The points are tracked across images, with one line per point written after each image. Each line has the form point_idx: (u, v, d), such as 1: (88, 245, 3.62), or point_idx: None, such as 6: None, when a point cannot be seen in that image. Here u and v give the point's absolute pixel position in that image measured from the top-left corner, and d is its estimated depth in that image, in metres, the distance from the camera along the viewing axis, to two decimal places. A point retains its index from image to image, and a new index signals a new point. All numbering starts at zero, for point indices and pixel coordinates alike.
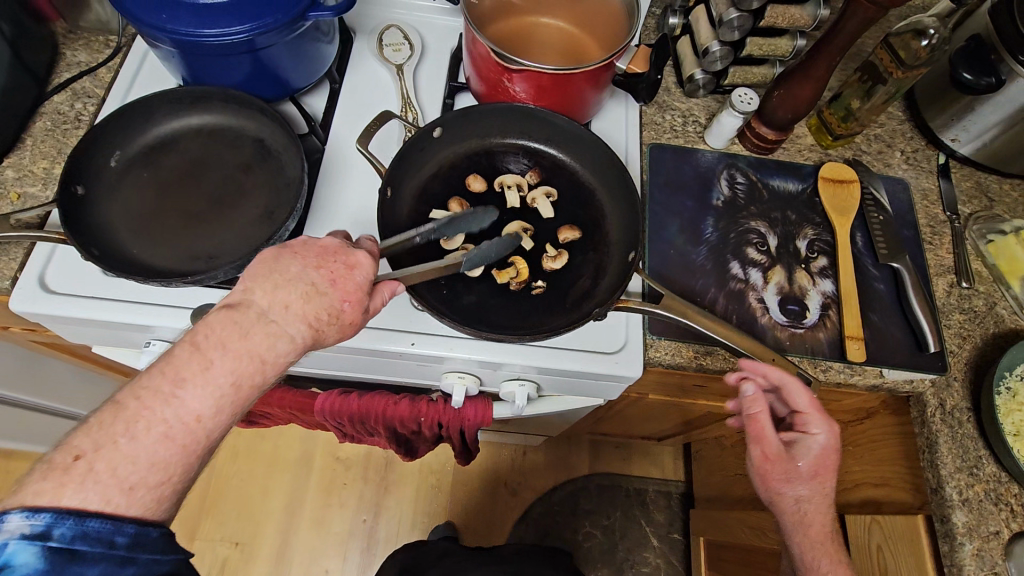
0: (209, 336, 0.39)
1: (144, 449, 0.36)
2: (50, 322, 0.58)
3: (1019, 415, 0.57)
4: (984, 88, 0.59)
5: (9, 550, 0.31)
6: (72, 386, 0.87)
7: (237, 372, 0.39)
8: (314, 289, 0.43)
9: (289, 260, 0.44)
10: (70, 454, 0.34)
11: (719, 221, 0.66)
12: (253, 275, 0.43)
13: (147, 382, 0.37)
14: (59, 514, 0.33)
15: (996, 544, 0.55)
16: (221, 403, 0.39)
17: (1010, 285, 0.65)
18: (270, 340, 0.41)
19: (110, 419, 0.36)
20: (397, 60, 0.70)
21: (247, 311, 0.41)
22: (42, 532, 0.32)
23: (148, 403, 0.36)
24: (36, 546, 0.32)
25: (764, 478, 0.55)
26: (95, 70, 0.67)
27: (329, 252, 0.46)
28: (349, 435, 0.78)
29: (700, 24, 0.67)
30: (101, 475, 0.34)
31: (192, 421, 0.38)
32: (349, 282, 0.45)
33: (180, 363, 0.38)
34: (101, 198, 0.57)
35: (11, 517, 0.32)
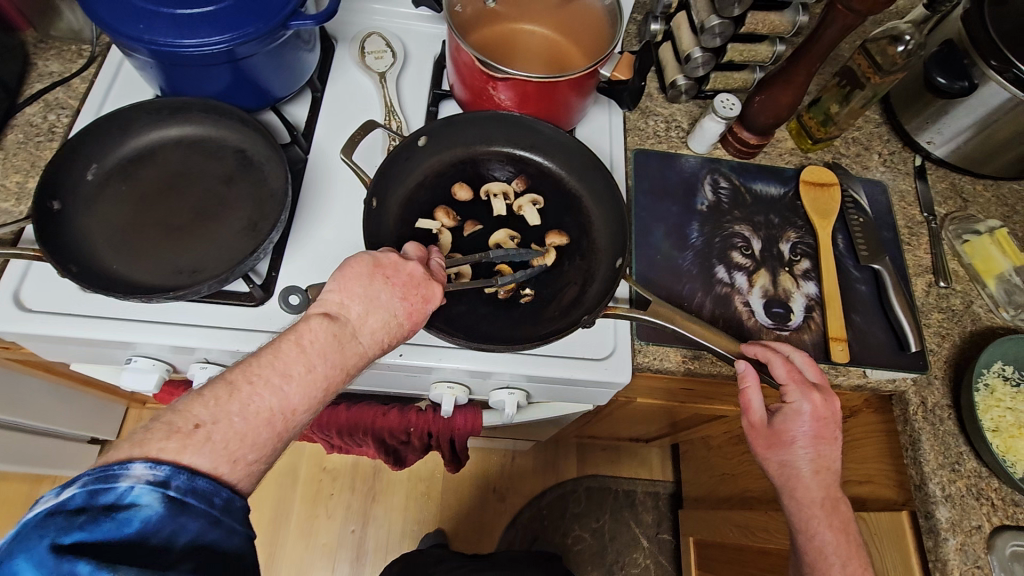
0: (314, 343, 0.41)
1: (251, 428, 0.37)
2: (27, 341, 0.56)
3: (997, 412, 0.59)
4: (958, 92, 0.60)
5: (135, 493, 0.32)
6: (58, 406, 0.87)
7: (330, 377, 0.42)
8: (394, 319, 0.45)
9: (381, 285, 0.45)
10: (190, 421, 0.36)
11: (704, 226, 0.66)
12: (349, 291, 0.45)
13: (259, 369, 0.39)
14: (177, 468, 0.34)
15: (979, 538, 0.56)
16: (315, 396, 0.41)
17: (986, 284, 0.66)
18: (356, 357, 0.44)
19: (225, 398, 0.37)
20: (379, 68, 0.69)
21: (343, 326, 0.43)
22: (163, 480, 0.33)
23: (260, 390, 0.38)
24: (158, 492, 0.33)
25: (755, 449, 0.56)
26: (68, 80, 0.65)
27: (414, 281, 0.47)
28: (335, 447, 0.77)
29: (681, 30, 0.67)
30: (215, 444, 0.36)
31: (289, 413, 0.39)
32: (421, 317, 0.47)
33: (289, 359, 0.40)
34: (78, 212, 0.55)
35: (137, 464, 0.33)
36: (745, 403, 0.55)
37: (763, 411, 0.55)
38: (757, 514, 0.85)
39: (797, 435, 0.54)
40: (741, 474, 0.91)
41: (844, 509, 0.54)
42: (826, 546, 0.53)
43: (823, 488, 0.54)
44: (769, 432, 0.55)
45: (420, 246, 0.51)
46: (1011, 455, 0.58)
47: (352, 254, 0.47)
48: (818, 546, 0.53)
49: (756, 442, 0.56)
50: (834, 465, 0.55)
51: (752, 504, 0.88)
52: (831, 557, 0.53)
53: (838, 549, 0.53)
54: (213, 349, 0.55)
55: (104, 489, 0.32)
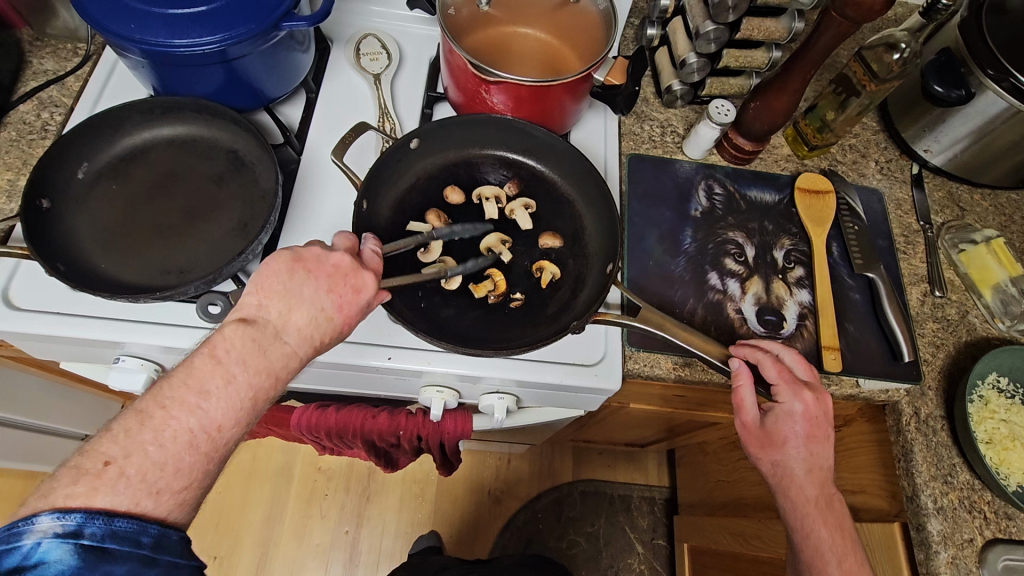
0: (230, 352, 0.42)
1: (172, 455, 0.38)
2: (16, 339, 0.56)
3: (991, 423, 0.58)
4: (954, 101, 0.60)
5: (43, 548, 0.32)
6: (51, 405, 0.87)
7: (254, 386, 0.42)
8: (322, 313, 0.45)
9: (303, 280, 0.45)
10: (99, 460, 0.36)
11: (697, 231, 0.66)
12: (267, 290, 0.45)
13: (171, 392, 0.39)
14: (90, 514, 0.34)
15: (970, 551, 0.55)
16: (240, 414, 0.41)
17: (981, 294, 0.66)
18: (284, 358, 0.44)
19: (137, 427, 0.37)
20: (374, 69, 0.69)
21: (263, 329, 0.44)
22: (73, 531, 0.33)
23: (174, 412, 0.38)
24: (68, 544, 0.33)
25: (749, 449, 0.56)
26: (63, 78, 0.65)
27: (340, 272, 0.47)
28: (327, 449, 0.77)
29: (677, 35, 0.67)
30: (131, 479, 0.36)
31: (214, 431, 0.40)
32: (355, 307, 0.47)
33: (203, 374, 0.40)
34: (67, 211, 0.55)
35: (42, 519, 0.33)
36: (738, 401, 0.54)
37: (756, 410, 0.54)
38: (751, 522, 0.84)
39: (789, 435, 0.53)
40: (736, 479, 0.91)
41: (837, 507, 0.54)
42: (821, 543, 0.52)
43: (817, 485, 0.54)
44: (763, 433, 0.54)
45: (349, 236, 0.50)
46: (1005, 468, 0.57)
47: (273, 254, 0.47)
48: (812, 544, 0.53)
49: (750, 443, 0.55)
50: (827, 463, 0.54)
51: (747, 512, 0.87)
52: (828, 555, 0.52)
53: (834, 545, 0.52)
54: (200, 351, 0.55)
55: (7, 550, 0.32)
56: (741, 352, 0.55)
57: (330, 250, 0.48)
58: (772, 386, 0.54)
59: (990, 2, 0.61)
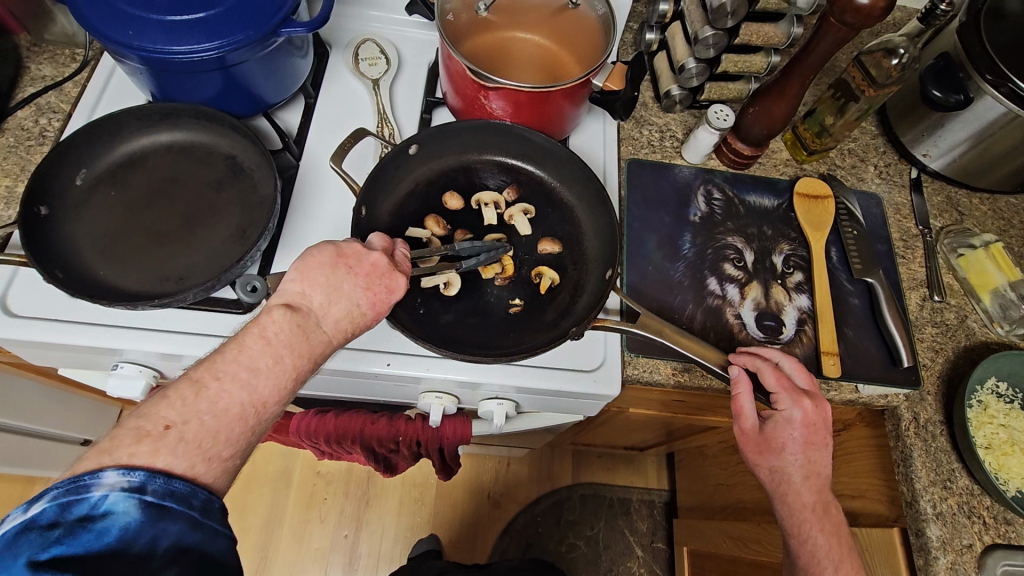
0: (279, 334, 0.41)
1: (223, 425, 0.37)
2: (14, 346, 0.56)
3: (990, 428, 0.58)
4: (953, 105, 0.59)
5: (110, 501, 0.32)
6: (49, 410, 0.86)
7: (298, 367, 0.42)
8: (357, 308, 0.46)
9: (344, 275, 0.45)
10: (160, 423, 0.35)
11: (696, 237, 0.66)
12: (311, 280, 0.44)
13: (224, 365, 0.39)
14: (152, 472, 0.33)
15: (969, 557, 0.55)
16: (285, 392, 0.41)
17: (980, 298, 0.66)
18: (322, 345, 0.44)
19: (192, 396, 0.37)
20: (372, 74, 0.69)
21: (307, 317, 0.43)
22: (138, 487, 0.33)
23: (227, 386, 0.38)
24: (134, 499, 0.32)
25: (746, 455, 0.55)
26: (61, 84, 0.65)
27: (377, 271, 0.47)
28: (325, 454, 0.77)
29: (675, 40, 0.67)
30: (189, 443, 0.35)
31: (259, 406, 0.39)
32: (386, 307, 0.47)
33: (253, 353, 0.40)
34: (66, 218, 0.55)
35: (109, 473, 0.33)
36: (737, 409, 0.54)
37: (755, 417, 0.54)
38: (751, 526, 0.84)
39: (787, 441, 0.53)
40: (735, 483, 0.91)
41: (835, 513, 0.54)
42: (818, 549, 0.52)
43: (814, 492, 0.53)
44: (761, 439, 0.54)
45: (385, 238, 0.51)
46: (1005, 472, 0.57)
47: (314, 246, 0.47)
48: (809, 550, 0.53)
49: (748, 449, 0.55)
50: (825, 470, 0.54)
51: (747, 517, 0.87)
52: (824, 561, 0.52)
53: (830, 552, 0.52)
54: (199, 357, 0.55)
55: (77, 500, 0.32)
56: (741, 359, 0.54)
57: (370, 248, 0.48)
58: (772, 393, 0.54)
59: (988, 6, 0.61)
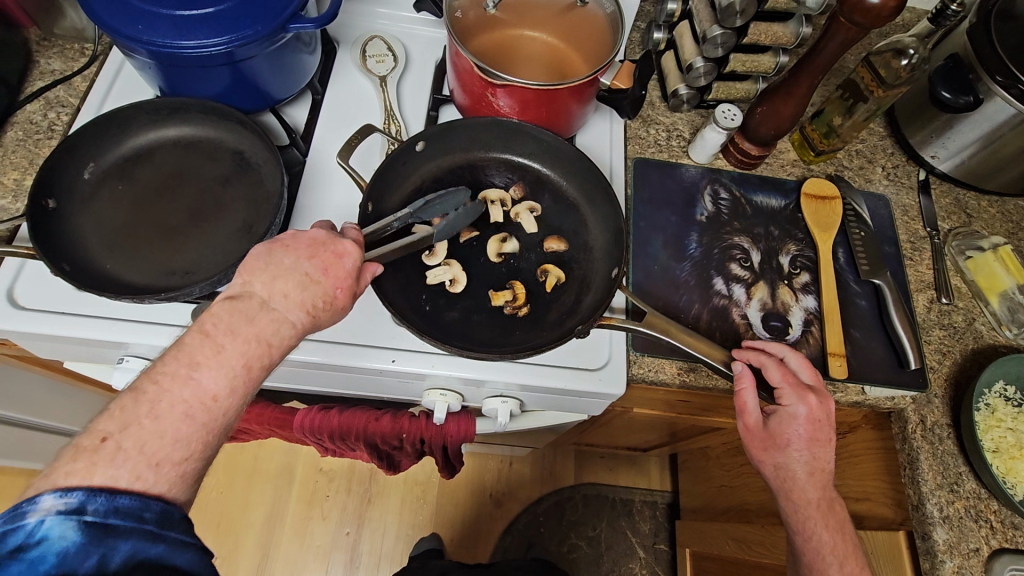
0: (218, 325, 0.40)
1: (169, 426, 0.36)
2: (18, 339, 0.56)
3: (997, 432, 0.57)
4: (962, 107, 0.59)
5: (46, 527, 0.31)
6: (53, 403, 0.86)
7: (247, 354, 0.40)
8: (306, 277, 0.44)
9: (282, 252, 0.45)
10: (97, 437, 0.35)
11: (703, 236, 0.66)
12: (249, 269, 0.44)
13: (163, 368, 0.38)
14: (92, 491, 0.33)
15: (977, 561, 0.55)
16: (236, 382, 0.39)
17: (988, 301, 0.65)
18: (274, 326, 0.42)
19: (132, 403, 0.36)
20: (380, 71, 0.69)
21: (251, 300, 0.42)
22: (77, 508, 0.32)
23: (168, 387, 0.37)
24: (72, 520, 0.32)
25: (750, 451, 0.55)
26: (70, 78, 0.66)
27: (318, 243, 0.46)
28: (328, 451, 0.76)
29: (683, 39, 0.67)
30: (129, 452, 0.35)
31: (210, 401, 0.38)
32: (340, 271, 0.46)
33: (192, 348, 0.39)
34: (73, 211, 0.55)
35: (44, 498, 0.32)
36: (741, 404, 0.53)
37: (758, 413, 0.54)
38: (755, 528, 0.84)
39: (792, 437, 0.53)
40: (739, 484, 0.90)
41: (839, 510, 0.54)
42: (823, 547, 0.52)
43: (818, 488, 0.53)
44: (766, 435, 0.54)
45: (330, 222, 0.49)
46: (1011, 476, 0.57)
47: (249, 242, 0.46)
48: (812, 548, 0.53)
49: (752, 445, 0.55)
50: (829, 466, 0.54)
51: (752, 518, 0.87)
52: (829, 559, 0.52)
53: (835, 548, 0.52)
54: None
55: (10, 530, 0.31)
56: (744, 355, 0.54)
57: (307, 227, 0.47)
58: (777, 389, 0.54)
59: (998, 8, 0.60)
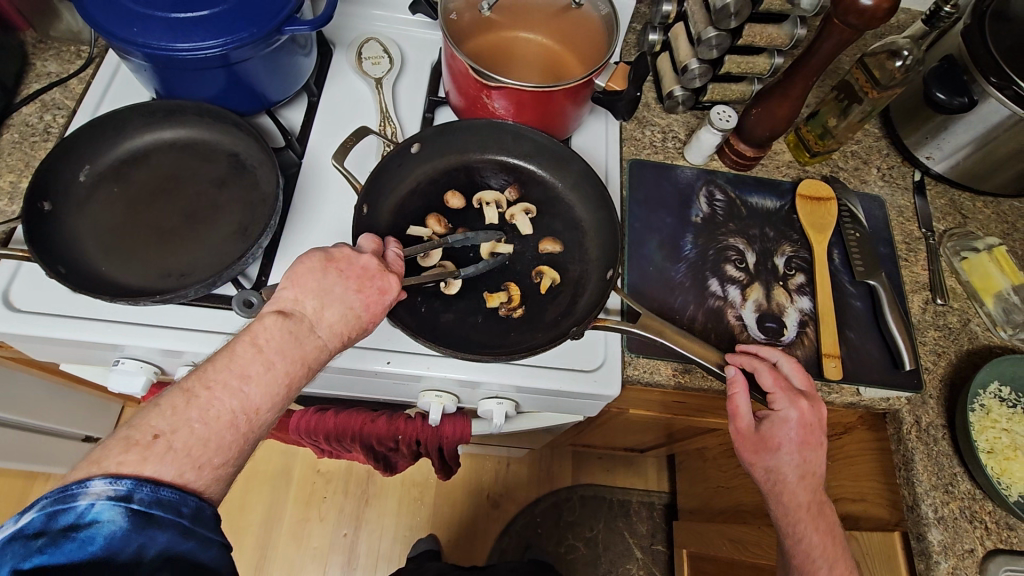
0: (271, 342, 0.40)
1: (215, 433, 0.36)
2: (15, 341, 0.56)
3: (992, 433, 0.58)
4: (957, 108, 0.60)
5: (97, 510, 0.32)
6: (48, 404, 0.86)
7: (291, 375, 0.41)
8: (350, 310, 0.45)
9: (336, 278, 0.45)
10: (150, 432, 0.35)
11: (698, 237, 0.66)
12: (303, 287, 0.44)
13: (215, 373, 0.38)
14: (140, 480, 0.33)
15: (971, 561, 0.55)
16: (276, 399, 0.40)
17: (984, 302, 0.65)
18: (316, 351, 0.43)
19: (183, 405, 0.36)
20: (376, 73, 0.69)
21: (300, 323, 0.42)
22: (125, 495, 0.32)
23: (219, 394, 0.37)
24: (120, 507, 0.32)
25: (742, 455, 0.55)
26: (66, 80, 0.66)
27: (368, 274, 0.47)
28: (324, 453, 0.76)
29: (678, 41, 0.67)
30: (178, 452, 0.35)
31: (252, 413, 0.38)
32: (379, 308, 0.47)
33: (245, 359, 0.39)
34: (69, 213, 0.55)
35: (96, 482, 0.32)
36: (733, 407, 0.54)
37: (750, 417, 0.54)
38: (751, 528, 0.84)
39: (783, 441, 0.53)
40: (735, 485, 0.90)
41: (829, 513, 0.54)
42: (812, 548, 0.53)
43: (808, 492, 0.53)
44: (757, 438, 0.54)
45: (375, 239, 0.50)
46: (1006, 477, 0.57)
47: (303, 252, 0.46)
48: (803, 550, 0.53)
49: (742, 449, 0.54)
50: (820, 471, 0.54)
51: (748, 518, 0.87)
52: (818, 561, 0.53)
53: (825, 551, 0.53)
54: (200, 353, 0.55)
55: (63, 510, 0.32)
56: (738, 359, 0.54)
57: (359, 252, 0.48)
58: (769, 394, 0.54)
59: (993, 9, 0.60)
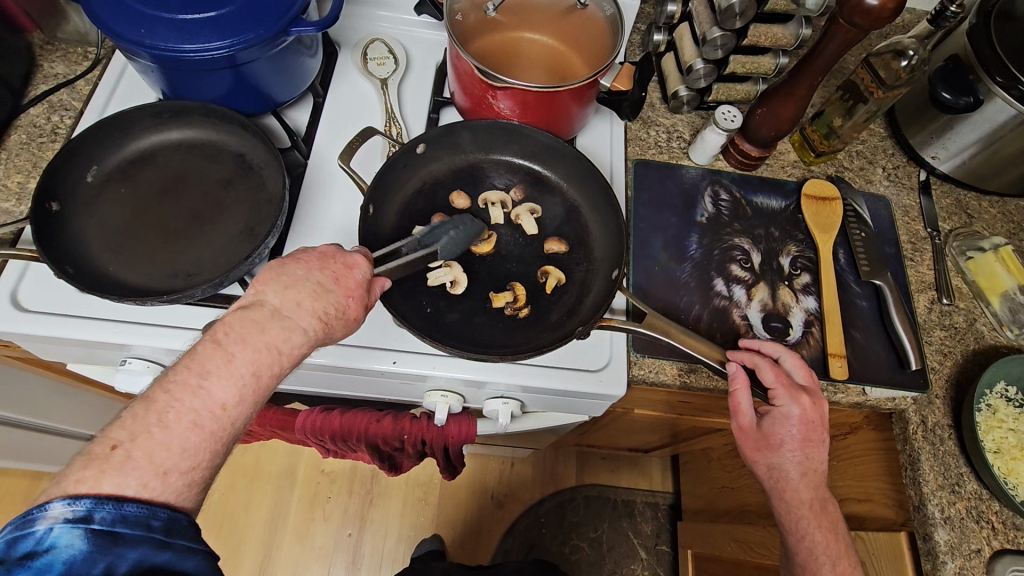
0: (230, 334, 0.40)
1: (175, 436, 0.36)
2: (20, 341, 0.56)
3: (999, 433, 0.57)
4: (963, 108, 0.59)
5: (55, 534, 0.32)
6: (55, 402, 0.86)
7: (257, 364, 0.40)
8: (320, 288, 0.44)
9: (294, 265, 0.45)
10: (107, 444, 0.35)
11: (703, 237, 0.66)
12: (261, 280, 0.44)
13: (174, 377, 0.38)
14: (99, 499, 0.33)
15: (978, 562, 0.55)
16: (244, 392, 0.39)
17: (989, 301, 0.65)
18: (291, 335, 0.42)
19: (142, 412, 0.36)
20: (381, 74, 0.69)
21: (262, 310, 0.42)
22: (83, 516, 0.33)
23: (177, 396, 0.37)
24: (79, 529, 0.32)
25: (743, 451, 0.55)
26: (73, 81, 0.66)
27: (328, 256, 0.47)
28: (330, 453, 0.77)
29: (683, 40, 0.67)
30: (139, 460, 0.35)
31: (219, 411, 0.38)
32: (351, 282, 0.46)
33: (205, 358, 0.39)
34: (76, 214, 0.56)
35: (54, 505, 0.32)
36: (735, 404, 0.54)
37: (752, 413, 0.54)
38: (757, 529, 0.84)
39: (785, 438, 0.53)
40: (740, 485, 0.90)
41: (832, 509, 0.54)
42: (816, 546, 0.53)
43: (811, 488, 0.54)
44: (759, 435, 0.54)
45: None
46: (1012, 477, 0.57)
47: None
48: (806, 547, 0.53)
49: (745, 445, 0.55)
50: (822, 466, 0.54)
51: (753, 519, 0.87)
52: (821, 558, 0.52)
53: (828, 548, 0.52)
54: None
55: (22, 536, 0.32)
56: (739, 356, 0.54)
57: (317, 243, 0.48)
58: (771, 390, 0.54)
59: (998, 9, 0.60)
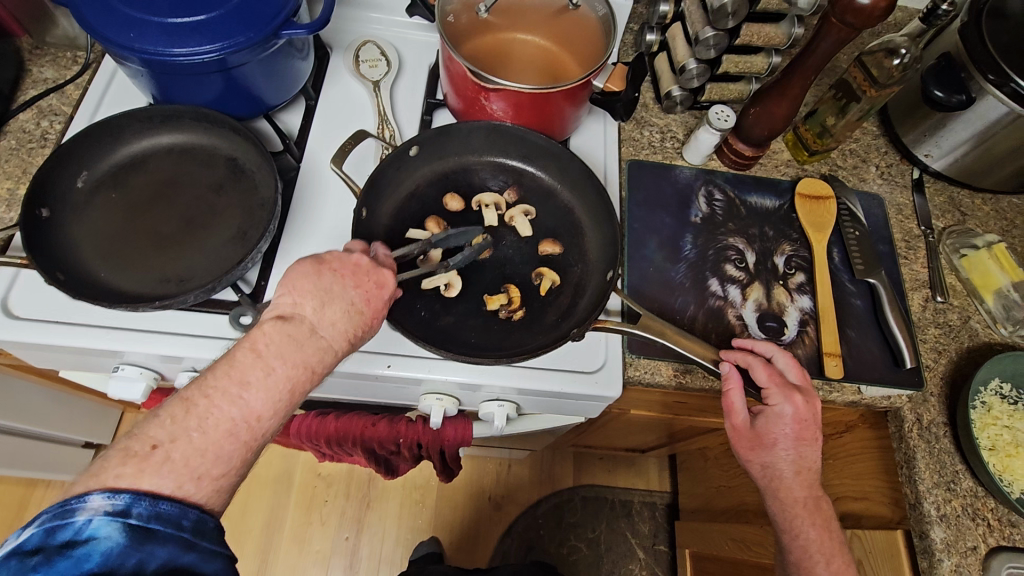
0: (270, 345, 0.40)
1: (213, 443, 0.36)
2: (13, 349, 0.56)
3: (994, 430, 0.57)
4: (955, 105, 0.59)
5: (94, 525, 0.32)
6: (48, 409, 0.86)
7: (293, 380, 0.40)
8: (352, 307, 0.44)
9: (329, 274, 0.45)
10: (147, 444, 0.35)
11: (698, 237, 0.66)
12: (300, 290, 0.43)
13: (215, 382, 0.38)
14: (137, 495, 0.33)
15: (974, 559, 0.55)
16: (279, 406, 0.39)
17: (983, 299, 0.66)
18: (320, 354, 0.42)
19: (182, 415, 0.36)
20: (373, 76, 0.69)
21: (300, 325, 0.42)
22: (122, 509, 0.32)
23: (218, 402, 0.37)
24: (118, 522, 0.32)
25: (738, 451, 0.55)
26: (62, 86, 0.65)
27: (361, 269, 0.47)
28: (324, 457, 0.76)
29: (676, 40, 0.67)
30: (176, 463, 0.35)
31: (254, 421, 0.38)
32: (380, 303, 0.46)
33: (245, 366, 0.39)
34: (67, 220, 0.55)
35: (94, 496, 0.32)
36: (728, 404, 0.53)
37: (745, 413, 0.54)
38: (754, 528, 0.84)
39: (779, 436, 0.53)
40: (737, 484, 0.90)
41: (826, 507, 0.54)
42: (810, 544, 0.53)
43: (805, 487, 0.53)
44: (752, 434, 0.54)
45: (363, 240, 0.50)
46: (1008, 474, 0.57)
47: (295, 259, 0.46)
48: (800, 545, 0.53)
49: (739, 445, 0.55)
50: (815, 466, 0.54)
51: (750, 518, 0.87)
52: (816, 556, 0.53)
53: (821, 547, 0.53)
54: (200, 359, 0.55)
55: (61, 525, 0.31)
56: (732, 356, 0.54)
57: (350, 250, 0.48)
58: (764, 390, 0.53)
59: (990, 6, 0.60)
